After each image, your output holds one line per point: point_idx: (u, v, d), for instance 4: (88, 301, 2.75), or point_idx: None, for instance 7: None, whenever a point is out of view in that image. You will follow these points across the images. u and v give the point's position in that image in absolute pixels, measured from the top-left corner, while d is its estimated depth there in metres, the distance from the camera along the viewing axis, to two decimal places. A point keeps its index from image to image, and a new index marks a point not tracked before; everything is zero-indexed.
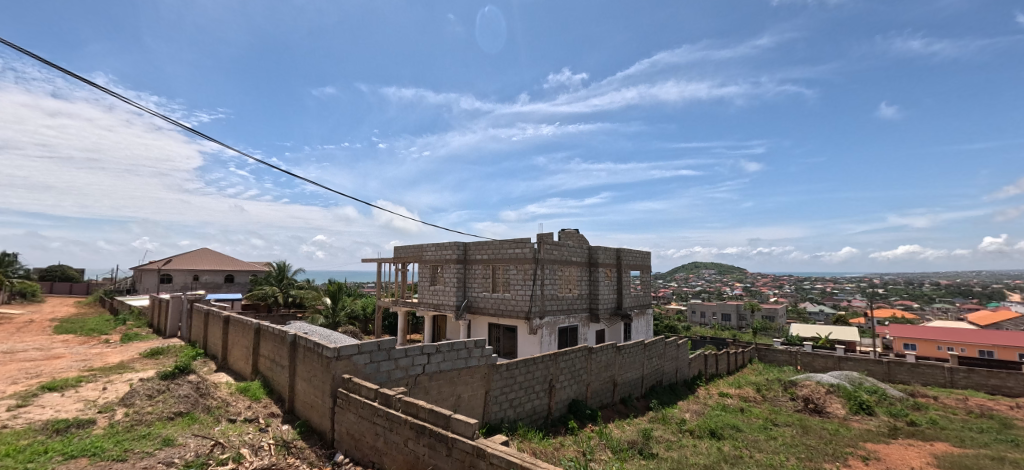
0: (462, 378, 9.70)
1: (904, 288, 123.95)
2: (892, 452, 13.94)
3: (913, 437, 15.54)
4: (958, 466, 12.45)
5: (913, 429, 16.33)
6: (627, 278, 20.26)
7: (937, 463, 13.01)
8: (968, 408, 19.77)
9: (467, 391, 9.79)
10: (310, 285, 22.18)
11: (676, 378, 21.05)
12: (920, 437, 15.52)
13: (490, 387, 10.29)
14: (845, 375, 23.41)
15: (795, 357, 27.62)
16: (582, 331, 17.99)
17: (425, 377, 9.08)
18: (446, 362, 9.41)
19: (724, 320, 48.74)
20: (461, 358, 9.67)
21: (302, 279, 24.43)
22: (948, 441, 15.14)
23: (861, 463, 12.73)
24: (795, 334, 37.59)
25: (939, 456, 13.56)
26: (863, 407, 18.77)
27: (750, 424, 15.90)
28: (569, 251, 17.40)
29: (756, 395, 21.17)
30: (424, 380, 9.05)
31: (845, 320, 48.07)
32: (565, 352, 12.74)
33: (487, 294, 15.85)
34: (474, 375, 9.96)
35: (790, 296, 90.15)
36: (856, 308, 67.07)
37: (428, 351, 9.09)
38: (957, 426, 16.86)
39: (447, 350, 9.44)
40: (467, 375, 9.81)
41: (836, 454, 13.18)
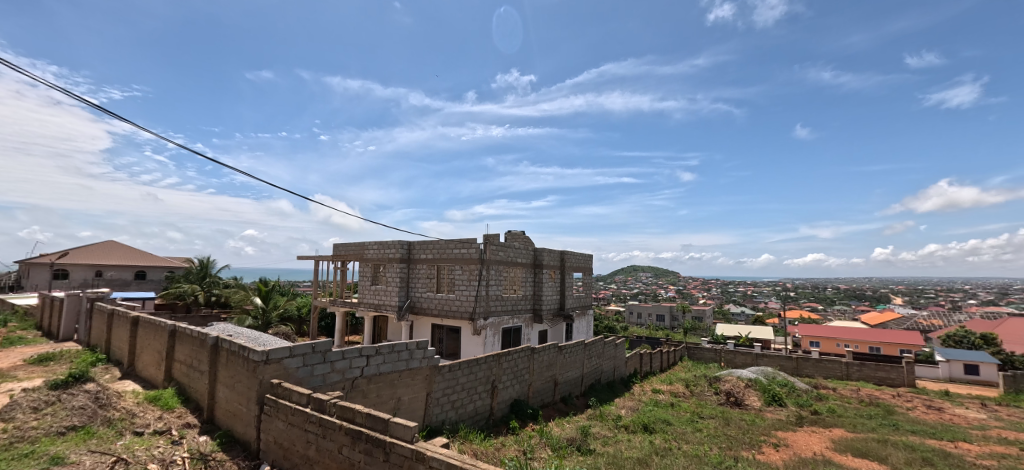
0: (403, 381, 9.34)
1: (814, 291, 135.87)
2: (799, 438, 15.05)
3: (816, 424, 16.90)
4: (851, 449, 13.64)
5: (816, 417, 17.78)
6: (570, 280, 20.53)
7: (835, 447, 14.18)
8: (861, 397, 21.86)
9: (408, 394, 9.44)
10: (236, 284, 20.67)
11: (613, 377, 21.61)
12: (821, 424, 16.90)
13: (431, 389, 9.98)
14: (762, 369, 25.08)
15: (720, 354, 29.24)
16: (525, 332, 17.97)
17: (364, 380, 8.65)
18: (387, 364, 9.01)
19: (659, 320, 50.86)
20: (402, 359, 9.30)
21: (227, 278, 22.75)
22: (843, 427, 16.60)
23: (772, 450, 13.64)
24: (720, 333, 39.95)
25: (836, 440, 14.79)
26: (775, 399, 20.23)
27: (679, 418, 16.59)
28: (515, 252, 17.35)
29: (685, 390, 22.17)
30: (362, 383, 8.62)
31: (762, 320, 51.75)
32: (508, 352, 12.64)
33: (431, 294, 15.47)
34: (416, 376, 9.63)
35: (716, 298, 96.01)
36: (772, 310, 72.55)
37: (367, 353, 8.67)
38: (851, 414, 18.57)
39: (388, 352, 9.04)
40: (409, 377, 9.47)
41: (752, 442, 14.04)
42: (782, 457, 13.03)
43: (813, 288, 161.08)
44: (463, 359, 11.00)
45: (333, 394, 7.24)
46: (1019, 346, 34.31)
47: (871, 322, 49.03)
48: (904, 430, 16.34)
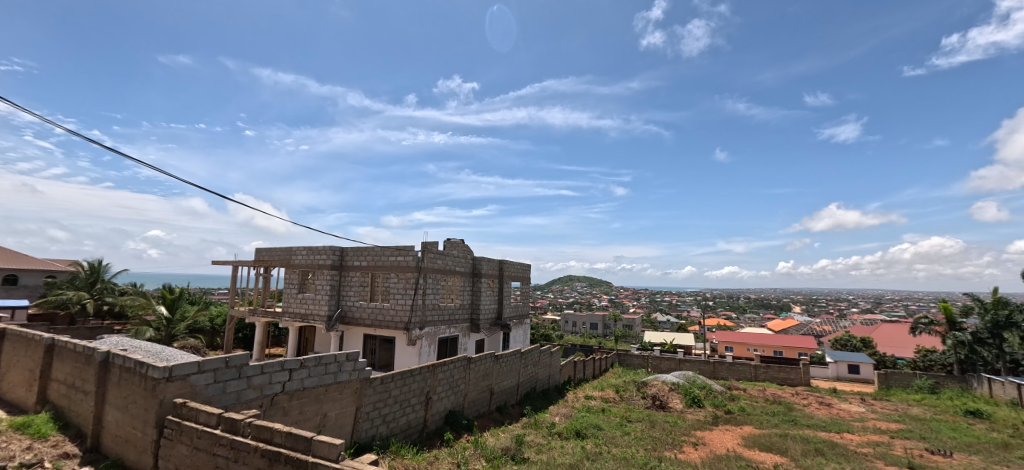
0: (330, 395, 8.69)
1: (732, 301, 146.08)
2: (714, 437, 15.85)
3: (729, 423, 17.92)
4: (759, 444, 14.54)
5: (729, 416, 18.88)
6: (508, 289, 20.43)
7: (745, 442, 15.06)
8: (767, 396, 23.54)
9: (335, 410, 8.79)
10: (135, 291, 18.55)
11: (548, 384, 21.71)
12: (734, 422, 17.95)
13: (361, 403, 9.38)
14: (685, 373, 26.31)
15: (647, 360, 30.43)
16: (461, 341, 17.57)
17: (285, 396, 7.94)
18: (312, 378, 8.34)
19: (592, 329, 52.11)
20: (329, 373, 8.66)
21: (122, 284, 20.37)
22: (752, 424, 17.76)
23: (691, 448, 14.24)
24: (647, 340, 41.63)
25: (746, 437, 15.74)
26: (695, 401, 21.28)
27: (610, 422, 16.89)
28: (453, 260, 16.98)
29: (615, 395, 22.73)
30: (283, 399, 7.91)
31: (686, 327, 54.77)
32: (443, 362, 12.23)
33: (364, 303, 14.72)
34: (344, 391, 9.00)
35: (645, 307, 100.38)
36: (695, 318, 77.08)
37: (290, 367, 7.97)
38: (759, 412, 19.93)
39: (313, 365, 8.37)
40: (336, 391, 8.83)
41: (674, 442, 14.57)
42: (700, 454, 13.63)
43: (731, 298, 173.08)
44: (396, 370, 10.48)
45: (249, 412, 6.55)
46: (891, 348, 38.71)
47: (777, 329, 53.36)
48: (800, 424, 17.76)
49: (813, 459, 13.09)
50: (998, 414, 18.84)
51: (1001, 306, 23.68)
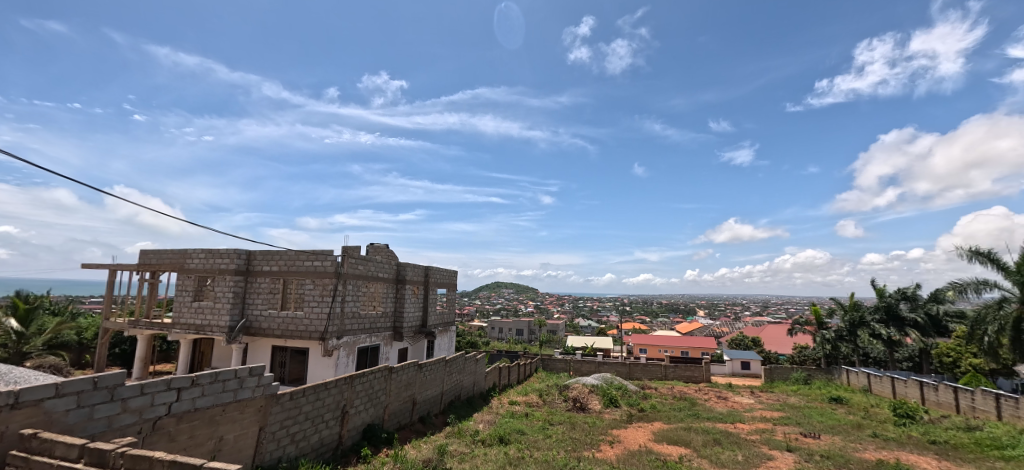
0: (228, 416, 7.68)
1: (648, 307, 154.61)
2: (628, 434, 16.37)
3: (641, 420, 18.64)
4: (667, 438, 15.21)
5: (642, 414, 19.66)
6: (433, 296, 19.80)
7: (655, 438, 15.67)
8: (674, 394, 24.82)
9: (233, 432, 7.78)
10: None
11: (472, 391, 21.28)
12: (645, 419, 18.71)
13: (266, 422, 8.40)
14: (603, 375, 27.08)
15: (569, 364, 31.04)
16: (383, 351, 16.68)
17: (171, 419, 6.88)
18: (206, 397, 7.32)
19: (518, 334, 52.32)
20: (228, 390, 7.66)
21: None
22: (662, 420, 18.64)
23: (608, 447, 14.58)
24: (570, 345, 42.63)
25: (657, 432, 16.42)
26: (612, 401, 21.97)
27: (532, 426, 16.81)
28: (376, 266, 16.11)
29: (538, 400, 22.81)
30: (169, 423, 6.85)
31: (606, 332, 56.94)
32: (362, 373, 11.43)
33: (274, 312, 13.48)
34: (245, 409, 8.01)
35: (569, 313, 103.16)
36: (615, 323, 80.52)
37: (178, 386, 6.92)
38: (668, 408, 20.98)
39: (208, 383, 7.35)
40: (236, 410, 7.84)
41: (592, 442, 14.81)
42: (616, 452, 13.99)
43: (648, 304, 183.16)
44: (309, 384, 9.60)
45: (123, 440, 5.56)
46: (778, 346, 42.77)
47: (686, 332, 57.10)
48: (702, 417, 18.90)
49: (713, 449, 13.98)
50: (856, 400, 21.37)
51: (857, 307, 26.56)
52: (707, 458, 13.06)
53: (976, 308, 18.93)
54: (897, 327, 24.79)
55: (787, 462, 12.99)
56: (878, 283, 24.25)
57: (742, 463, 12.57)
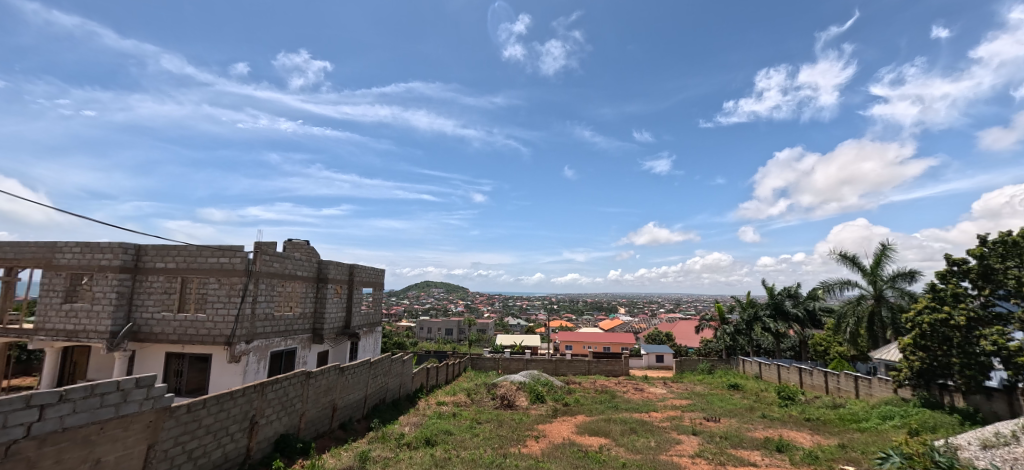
0: (108, 435, 6.46)
1: (575, 305, 159.54)
2: (553, 428, 16.40)
3: (564, 414, 18.83)
4: (588, 430, 15.40)
5: (565, 408, 19.87)
6: (358, 296, 18.70)
7: (578, 430, 15.83)
8: (596, 387, 25.44)
9: (114, 452, 6.56)
10: None
11: (398, 394, 20.36)
12: (568, 413, 18.94)
13: (155, 440, 7.20)
14: (531, 372, 27.17)
15: (498, 362, 30.84)
16: (300, 354, 15.37)
17: (31, 443, 5.62)
18: (78, 414, 6.09)
19: (448, 334, 51.25)
20: (107, 406, 6.43)
21: None
22: (584, 413, 18.97)
23: (533, 442, 14.51)
24: (499, 343, 42.50)
25: (580, 425, 16.62)
26: (539, 397, 22.08)
27: (460, 426, 16.35)
28: (294, 264, 14.85)
29: (466, 399, 22.36)
30: (28, 447, 5.59)
31: (535, 330, 57.60)
32: (274, 380, 10.32)
33: (169, 315, 11.90)
34: (130, 427, 6.79)
35: (499, 311, 103.54)
36: (543, 321, 82.01)
37: (42, 403, 5.67)
38: (590, 402, 21.45)
39: (82, 397, 6.11)
40: (118, 428, 6.62)
41: (519, 438, 14.64)
42: (541, 446, 13.94)
43: (575, 303, 188.94)
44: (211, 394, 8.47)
45: None
46: (689, 340, 45.46)
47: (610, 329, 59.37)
48: (620, 408, 19.40)
49: (629, 437, 14.36)
50: (750, 386, 23.10)
51: (753, 304, 28.76)
52: (624, 446, 13.34)
53: (841, 304, 21.49)
54: (783, 320, 27.16)
55: (693, 445, 13.61)
56: (769, 283, 26.51)
57: (655, 449, 12.98)
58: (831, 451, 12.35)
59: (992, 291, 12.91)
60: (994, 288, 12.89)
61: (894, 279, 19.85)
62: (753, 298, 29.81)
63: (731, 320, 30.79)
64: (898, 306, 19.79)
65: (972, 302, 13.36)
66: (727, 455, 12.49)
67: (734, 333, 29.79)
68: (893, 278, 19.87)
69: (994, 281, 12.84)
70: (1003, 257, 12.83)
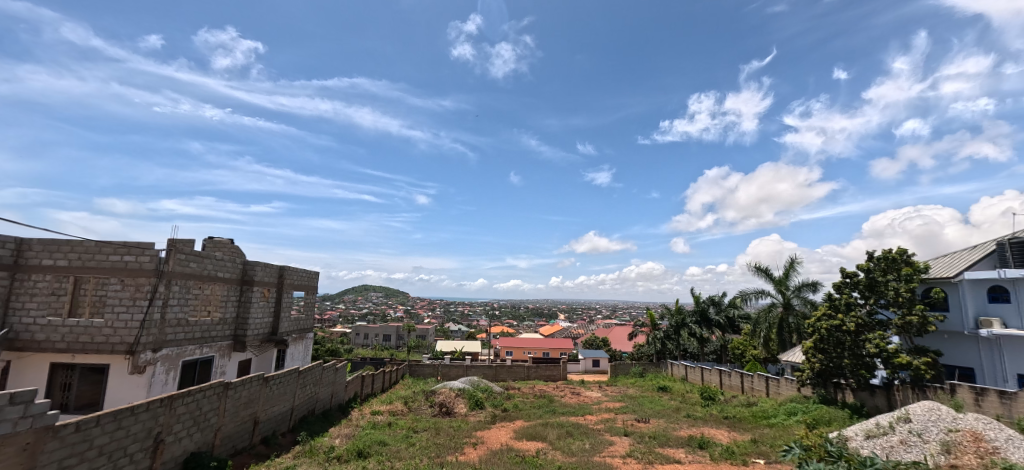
0: None
1: (516, 311, 160.19)
2: (491, 435, 15.98)
3: (503, 419, 18.46)
4: (526, 435, 15.10)
5: (504, 413, 19.50)
6: (287, 300, 17.35)
7: (516, 435, 15.50)
8: (535, 392, 25.32)
9: None
10: None
11: (329, 404, 19.12)
12: (507, 418, 18.59)
13: (32, 466, 6.03)
14: (470, 379, 26.59)
15: (437, 369, 29.91)
16: (218, 364, 13.93)
17: None
18: None
19: (385, 341, 49.29)
20: None
21: None
22: (522, 418, 18.71)
23: (471, 449, 14.01)
24: (438, 349, 41.40)
25: (519, 430, 16.30)
26: (477, 404, 21.64)
27: (395, 436, 15.52)
28: (215, 264, 13.48)
29: (403, 407, 21.40)
30: None
31: (475, 336, 56.86)
32: (187, 393, 9.13)
33: (57, 321, 10.32)
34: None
35: (438, 317, 101.64)
36: (483, 326, 81.45)
37: None
38: (529, 407, 21.24)
39: None
40: None
41: (456, 446, 14.09)
42: (479, 453, 13.43)
43: (516, 309, 189.88)
44: (106, 409, 7.31)
45: None
46: (624, 345, 46.73)
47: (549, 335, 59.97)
48: (557, 412, 19.36)
49: (565, 440, 14.24)
50: (678, 388, 23.87)
51: (680, 311, 29.87)
52: (561, 449, 13.17)
53: (756, 311, 22.81)
54: (707, 326, 28.65)
55: (625, 446, 13.66)
56: (695, 290, 27.67)
57: (590, 451, 12.89)
58: (744, 446, 12.86)
59: (876, 301, 14.14)
60: (877, 297, 14.11)
61: (799, 289, 21.22)
62: (682, 305, 31.07)
63: (662, 325, 31.94)
64: (803, 314, 21.27)
65: (860, 310, 14.39)
66: (655, 453, 12.61)
67: (663, 338, 31.06)
68: (798, 287, 21.23)
69: (878, 291, 14.04)
70: (886, 270, 14.10)
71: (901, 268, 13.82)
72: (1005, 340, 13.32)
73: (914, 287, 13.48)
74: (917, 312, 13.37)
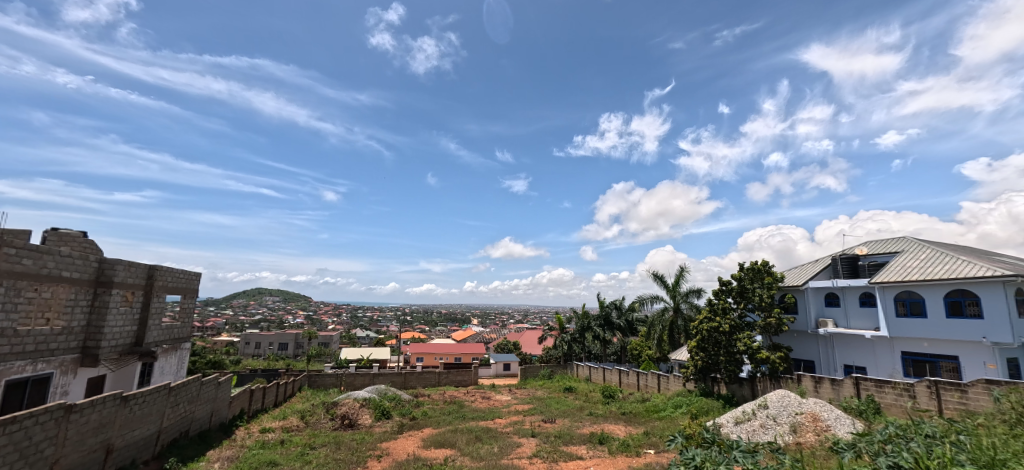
0: None
1: (428, 316, 156.50)
2: (397, 445, 14.76)
3: (411, 428, 17.22)
4: (435, 443, 14.03)
5: (413, 422, 18.26)
6: (157, 306, 14.71)
7: (424, 444, 14.41)
8: (445, 399, 24.28)
9: None
10: None
11: (208, 424, 16.57)
12: (415, 427, 17.38)
13: None
14: (377, 387, 24.84)
15: (340, 378, 27.61)
16: (58, 383, 11.26)
17: None
18: None
19: (280, 350, 45.01)
20: None
21: None
22: (431, 425, 17.64)
23: (375, 462, 12.74)
24: (342, 357, 38.45)
25: (427, 438, 15.22)
26: (384, 413, 20.18)
27: (287, 454, 13.72)
28: (58, 262, 10.97)
29: (298, 422, 19.28)
30: None
31: (383, 342, 54.14)
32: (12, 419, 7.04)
33: None
34: None
35: (343, 323, 95.67)
36: (391, 332, 78.09)
37: None
38: (439, 413, 20.17)
39: None
40: None
41: (358, 460, 12.74)
42: (384, 467, 12.22)
43: (428, 314, 185.66)
44: None
45: None
46: (535, 348, 47.21)
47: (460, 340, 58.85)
48: (467, 418, 18.58)
49: (474, 445, 13.47)
50: (583, 388, 24.20)
51: (587, 315, 31.02)
52: (469, 455, 12.38)
53: (651, 314, 23.90)
54: (609, 329, 29.52)
55: (531, 447, 13.25)
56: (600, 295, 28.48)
57: (499, 455, 12.24)
58: (638, 438, 13.04)
59: (745, 306, 15.08)
60: (746, 302, 15.06)
61: (687, 294, 22.46)
62: (588, 309, 31.97)
63: (569, 329, 32.64)
64: (690, 317, 22.57)
65: (733, 313, 15.23)
66: (559, 452, 12.31)
67: (570, 341, 31.82)
68: (687, 293, 22.47)
69: (746, 297, 14.99)
70: (753, 279, 15.10)
71: (764, 277, 14.93)
72: (837, 338, 15.02)
73: (773, 293, 14.70)
74: (775, 314, 14.60)
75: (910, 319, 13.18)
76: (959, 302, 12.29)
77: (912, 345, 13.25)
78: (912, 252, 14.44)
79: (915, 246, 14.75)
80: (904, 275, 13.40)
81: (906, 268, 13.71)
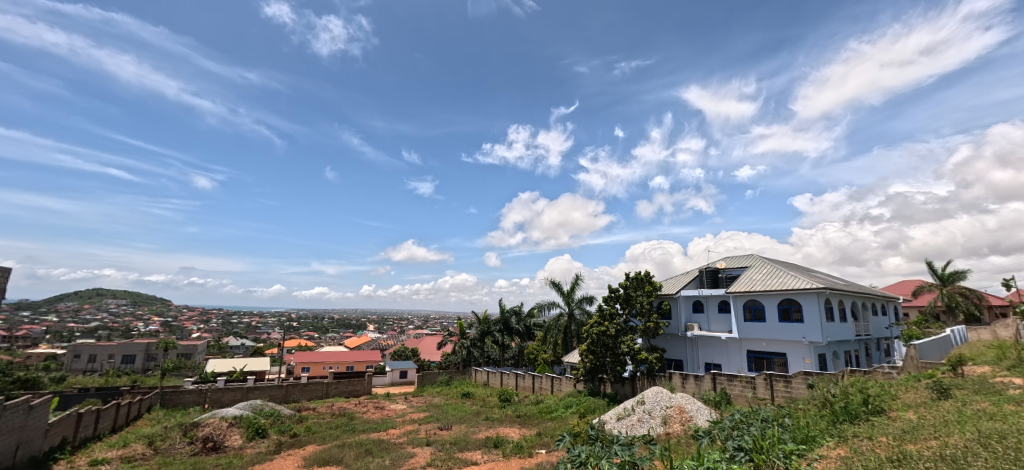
0: None
1: (319, 322, 145.60)
2: (273, 467, 12.61)
3: (291, 447, 14.94)
4: (317, 461, 12.07)
5: (292, 439, 15.89)
6: None
7: (303, 463, 12.37)
8: (332, 411, 21.88)
9: None
10: None
11: (14, 461, 12.71)
12: (295, 445, 15.10)
13: None
14: (251, 403, 21.62)
15: (203, 394, 23.67)
16: None
17: None
18: None
19: (126, 363, 38.02)
20: None
21: None
22: (315, 442, 15.47)
23: None
24: (208, 370, 33.43)
25: (308, 457, 13.19)
26: (258, 432, 17.46)
27: None
28: None
29: (144, 450, 15.90)
30: None
31: (262, 351, 48.53)
32: None
33: None
34: None
35: (215, 330, 84.79)
36: (274, 340, 70.76)
37: None
38: (324, 428, 17.96)
39: None
40: None
41: None
42: None
43: (319, 319, 172.92)
44: None
45: None
46: (434, 355, 45.44)
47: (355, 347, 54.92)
48: (356, 430, 16.69)
49: (363, 460, 11.86)
50: (480, 393, 23.27)
51: (487, 319, 30.02)
52: None
53: (548, 319, 23.72)
54: (508, 334, 28.97)
55: (424, 456, 11.98)
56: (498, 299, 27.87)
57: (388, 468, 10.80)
58: (530, 439, 12.40)
59: (629, 311, 15.26)
60: (630, 308, 15.25)
61: (581, 300, 22.56)
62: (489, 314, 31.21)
63: (469, 334, 31.59)
64: (582, 322, 22.66)
65: (618, 318, 15.32)
66: (454, 459, 11.21)
67: (469, 345, 30.61)
68: (580, 299, 22.56)
69: (630, 303, 15.19)
70: (636, 287, 15.36)
71: (645, 286, 15.30)
72: (701, 339, 15.63)
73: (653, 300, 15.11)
74: (654, 319, 14.98)
75: (753, 323, 14.24)
76: (788, 309, 13.64)
77: (753, 344, 14.36)
78: (757, 266, 15.68)
79: (760, 262, 16.02)
80: (750, 286, 14.50)
81: (751, 279, 14.82)
